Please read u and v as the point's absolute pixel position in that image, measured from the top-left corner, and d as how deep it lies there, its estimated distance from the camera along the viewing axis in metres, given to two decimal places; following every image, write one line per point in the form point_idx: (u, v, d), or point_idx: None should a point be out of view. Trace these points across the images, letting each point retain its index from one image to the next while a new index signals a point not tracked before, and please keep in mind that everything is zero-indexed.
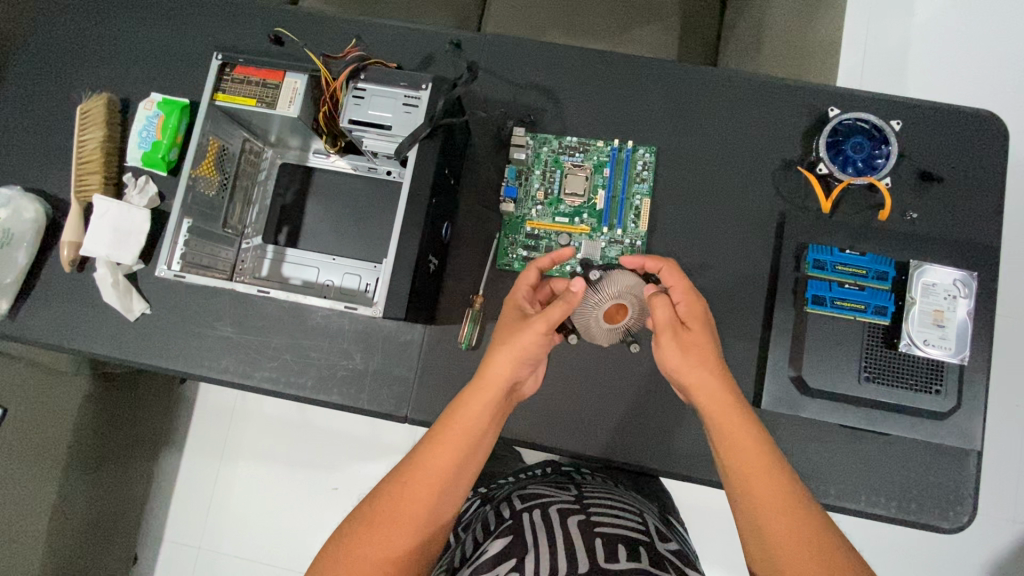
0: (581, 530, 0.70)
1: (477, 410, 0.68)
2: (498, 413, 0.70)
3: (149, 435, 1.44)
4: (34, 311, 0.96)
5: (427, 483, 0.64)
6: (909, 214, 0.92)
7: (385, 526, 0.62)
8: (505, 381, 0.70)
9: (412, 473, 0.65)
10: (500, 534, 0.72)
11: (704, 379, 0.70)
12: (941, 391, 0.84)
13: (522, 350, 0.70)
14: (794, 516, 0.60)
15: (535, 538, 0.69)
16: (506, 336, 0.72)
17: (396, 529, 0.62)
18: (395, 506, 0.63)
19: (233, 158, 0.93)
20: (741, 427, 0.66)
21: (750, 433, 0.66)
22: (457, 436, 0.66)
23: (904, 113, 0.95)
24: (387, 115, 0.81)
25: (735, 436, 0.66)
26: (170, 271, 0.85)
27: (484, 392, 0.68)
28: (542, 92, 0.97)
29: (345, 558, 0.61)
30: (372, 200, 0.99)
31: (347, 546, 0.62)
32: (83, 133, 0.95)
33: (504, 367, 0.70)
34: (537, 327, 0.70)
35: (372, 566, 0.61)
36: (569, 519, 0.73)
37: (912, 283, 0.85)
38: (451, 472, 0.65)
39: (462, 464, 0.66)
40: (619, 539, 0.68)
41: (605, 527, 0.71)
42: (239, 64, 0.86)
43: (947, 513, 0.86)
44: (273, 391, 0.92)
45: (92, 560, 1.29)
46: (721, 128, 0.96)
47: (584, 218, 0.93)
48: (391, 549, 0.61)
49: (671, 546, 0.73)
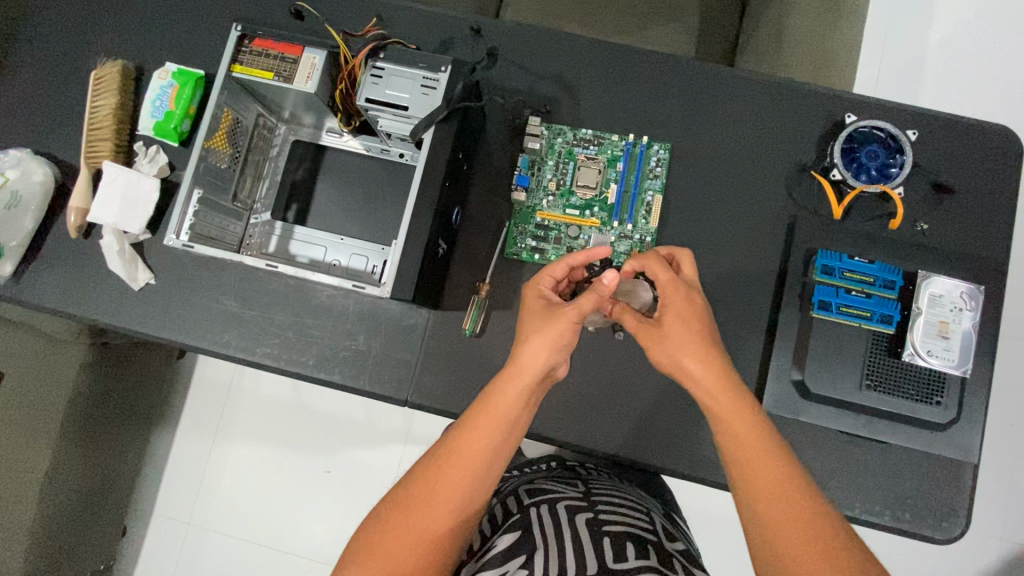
0: (589, 528, 0.70)
1: (513, 395, 0.67)
2: (534, 398, 0.70)
3: (145, 407, 1.44)
4: (38, 275, 0.96)
5: (466, 467, 0.64)
6: (919, 225, 0.92)
7: (420, 510, 0.62)
8: (541, 367, 0.69)
9: (447, 458, 0.65)
10: (508, 530, 0.71)
11: (664, 351, 0.70)
12: (941, 403, 0.84)
13: (558, 337, 0.69)
14: (807, 532, 0.58)
15: (543, 536, 0.68)
16: (535, 322, 0.72)
17: (432, 514, 0.62)
18: (430, 490, 0.63)
19: (246, 132, 0.92)
20: (724, 402, 0.66)
21: (739, 413, 0.65)
22: (492, 422, 0.66)
23: (921, 123, 0.95)
24: (405, 95, 0.80)
25: (714, 406, 0.66)
26: (178, 241, 0.85)
27: (519, 377, 0.68)
28: (560, 83, 0.97)
29: (379, 542, 0.61)
30: (383, 181, 0.98)
31: (383, 531, 0.62)
32: (97, 99, 0.95)
33: (539, 355, 0.69)
34: (571, 315, 0.70)
35: (409, 548, 0.61)
36: (577, 517, 0.72)
37: (919, 293, 0.85)
38: (487, 458, 0.65)
39: (498, 450, 0.66)
40: (627, 538, 0.69)
41: (614, 526, 0.71)
42: (258, 37, 0.86)
43: (942, 525, 0.86)
44: (273, 367, 0.92)
45: (83, 530, 1.29)
46: (736, 128, 0.96)
47: (594, 212, 0.92)
48: (427, 531, 0.62)
49: (678, 546, 0.74)
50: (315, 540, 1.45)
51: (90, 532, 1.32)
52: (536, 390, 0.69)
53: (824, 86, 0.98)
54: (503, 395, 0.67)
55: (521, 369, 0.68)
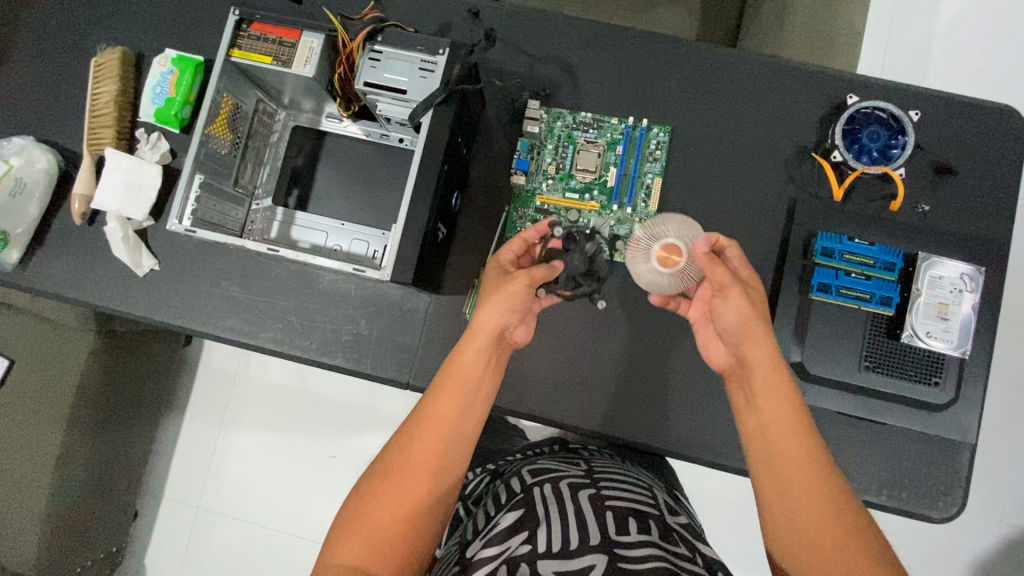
0: (592, 504, 0.71)
1: (469, 357, 0.71)
2: (493, 360, 0.74)
3: (156, 392, 1.47)
4: (44, 261, 0.97)
5: (435, 428, 0.67)
6: (921, 206, 0.92)
7: (399, 475, 0.64)
8: (494, 329, 0.72)
9: (420, 423, 0.67)
10: (513, 507, 0.70)
11: (734, 308, 0.71)
12: (940, 383, 0.85)
13: (510, 301, 0.72)
14: (837, 529, 0.61)
15: (547, 512, 0.69)
16: (492, 288, 0.75)
17: (411, 477, 0.64)
18: (406, 455, 0.66)
19: (246, 118, 0.93)
20: (772, 375, 0.69)
21: (782, 397, 0.68)
22: (457, 383, 0.70)
23: (924, 104, 0.94)
24: (403, 79, 0.80)
25: (764, 383, 0.69)
26: (181, 226, 0.84)
27: (476, 341, 0.72)
28: (559, 65, 0.97)
29: (370, 506, 0.63)
30: (383, 166, 0.98)
31: (369, 497, 0.63)
32: (98, 86, 0.96)
33: (492, 316, 0.72)
34: (521, 279, 0.73)
35: (392, 512, 0.62)
36: (580, 493, 0.72)
37: (919, 275, 0.86)
38: (454, 417, 0.68)
39: (463, 410, 0.69)
40: (628, 512, 0.70)
41: (617, 501, 0.72)
42: (256, 21, 0.85)
43: (938, 504, 0.87)
44: (276, 351, 0.93)
45: (99, 509, 1.34)
46: (736, 111, 0.95)
47: (594, 195, 0.93)
48: (408, 495, 0.63)
49: (681, 520, 0.75)
50: (321, 522, 1.48)
51: (104, 513, 1.36)
52: (492, 351, 0.73)
53: (826, 67, 0.97)
54: (464, 355, 0.71)
55: (478, 331, 0.71)
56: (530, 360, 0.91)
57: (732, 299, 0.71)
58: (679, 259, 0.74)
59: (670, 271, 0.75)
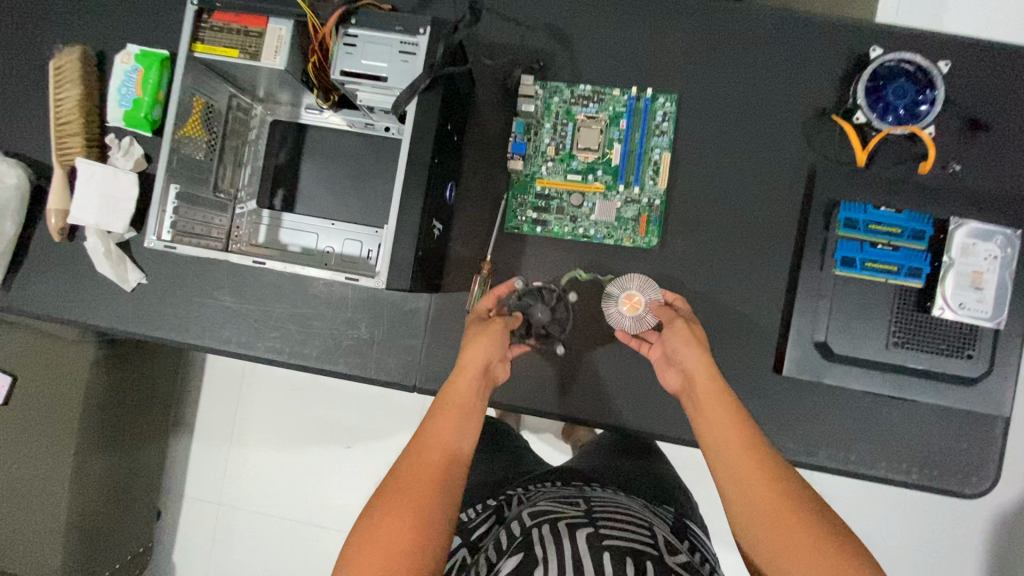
0: (589, 544, 0.63)
1: (463, 384, 0.70)
2: (484, 391, 0.73)
3: (164, 398, 1.43)
4: (29, 281, 0.93)
5: (438, 448, 0.65)
6: (952, 166, 0.85)
7: (411, 489, 0.61)
8: (483, 362, 0.72)
9: (422, 446, 0.65)
10: (512, 552, 0.65)
11: (676, 334, 0.72)
12: (973, 355, 0.81)
13: (495, 336, 0.74)
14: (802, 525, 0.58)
15: (543, 556, 0.62)
16: (475, 328, 0.76)
17: (421, 492, 0.61)
18: (414, 474, 0.63)
19: (221, 116, 0.87)
20: (711, 387, 0.68)
21: (723, 400, 0.67)
22: (454, 405, 0.69)
23: (957, 51, 0.86)
24: (383, 64, 0.73)
25: (702, 397, 0.68)
26: (159, 242, 0.80)
27: (464, 373, 0.71)
28: (553, 34, 0.89)
29: (373, 529, 0.58)
30: (372, 159, 0.92)
31: (371, 516, 0.60)
32: (61, 91, 0.89)
33: (479, 350, 0.73)
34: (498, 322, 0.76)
35: (405, 525, 0.58)
36: (579, 533, 0.65)
37: (951, 242, 0.80)
38: (454, 436, 0.67)
39: (463, 429, 0.68)
40: (627, 554, 0.62)
41: (615, 540, 0.64)
42: (217, 10, 0.78)
43: (971, 480, 0.84)
44: (277, 361, 0.90)
45: (118, 519, 1.34)
46: (749, 73, 0.87)
47: (598, 175, 0.87)
48: (417, 509, 0.60)
49: (681, 559, 0.66)
50: (341, 511, 1.48)
51: (122, 520, 1.35)
52: (484, 381, 0.73)
53: (845, 17, 0.89)
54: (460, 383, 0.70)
55: (467, 364, 0.71)
56: (539, 355, 0.87)
57: (675, 328, 0.73)
58: (640, 305, 0.79)
59: (633, 317, 0.79)
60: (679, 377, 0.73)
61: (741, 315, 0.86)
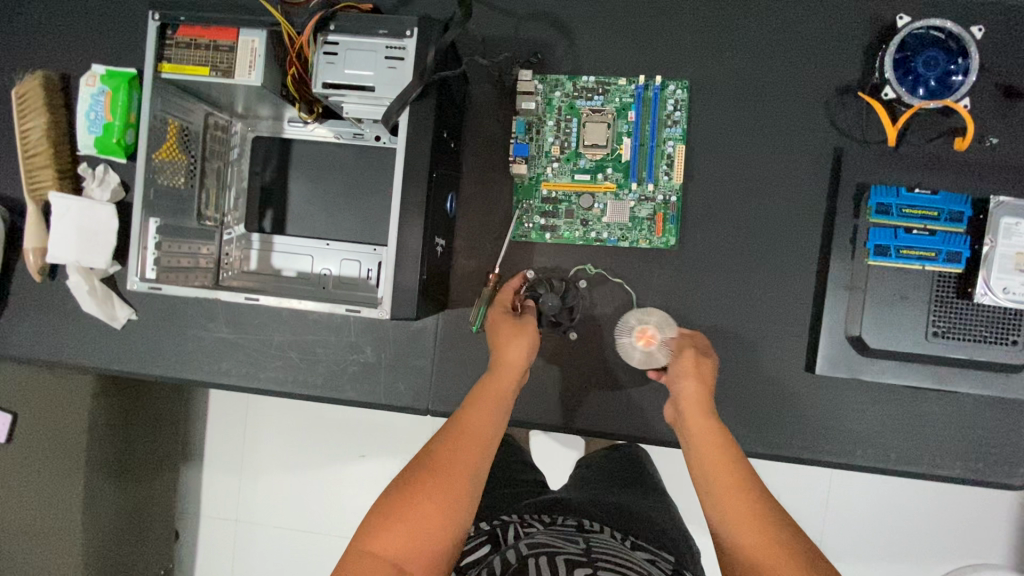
0: None
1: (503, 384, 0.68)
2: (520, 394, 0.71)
3: (172, 419, 1.36)
4: (15, 324, 0.89)
5: (473, 441, 0.63)
6: (989, 139, 0.79)
7: (445, 473, 0.59)
8: (520, 364, 0.70)
9: (457, 434, 0.63)
10: None
11: (677, 369, 0.69)
12: (1017, 342, 0.77)
13: (527, 336, 0.72)
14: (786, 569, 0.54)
15: None
16: (506, 323, 0.73)
17: (454, 480, 0.59)
18: (450, 458, 0.61)
19: (198, 137, 0.80)
20: (701, 423, 0.66)
21: (716, 437, 0.64)
22: (492, 400, 0.66)
23: (991, 12, 0.79)
24: (368, 73, 0.67)
25: (693, 433, 0.66)
26: (144, 282, 0.75)
27: (506, 371, 0.69)
28: (550, 23, 0.82)
29: (402, 509, 0.57)
30: (364, 171, 0.86)
31: (404, 495, 0.58)
32: (26, 121, 0.83)
33: (519, 352, 0.70)
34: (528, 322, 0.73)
35: (433, 506, 0.57)
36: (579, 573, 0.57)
37: (992, 224, 0.74)
38: (490, 433, 0.64)
39: (499, 426, 0.66)
40: None
41: None
42: (182, 24, 0.71)
43: (1019, 471, 0.80)
44: (280, 392, 0.85)
45: (135, 551, 1.28)
46: (764, 52, 0.80)
47: (607, 174, 0.81)
48: (445, 500, 0.58)
49: None
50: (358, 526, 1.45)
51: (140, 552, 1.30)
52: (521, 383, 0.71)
53: None
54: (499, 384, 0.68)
55: (508, 363, 0.69)
56: (557, 370, 0.82)
57: (683, 358, 0.70)
58: (656, 342, 0.71)
59: (648, 353, 0.71)
60: (673, 408, 0.71)
61: (768, 313, 0.81)
